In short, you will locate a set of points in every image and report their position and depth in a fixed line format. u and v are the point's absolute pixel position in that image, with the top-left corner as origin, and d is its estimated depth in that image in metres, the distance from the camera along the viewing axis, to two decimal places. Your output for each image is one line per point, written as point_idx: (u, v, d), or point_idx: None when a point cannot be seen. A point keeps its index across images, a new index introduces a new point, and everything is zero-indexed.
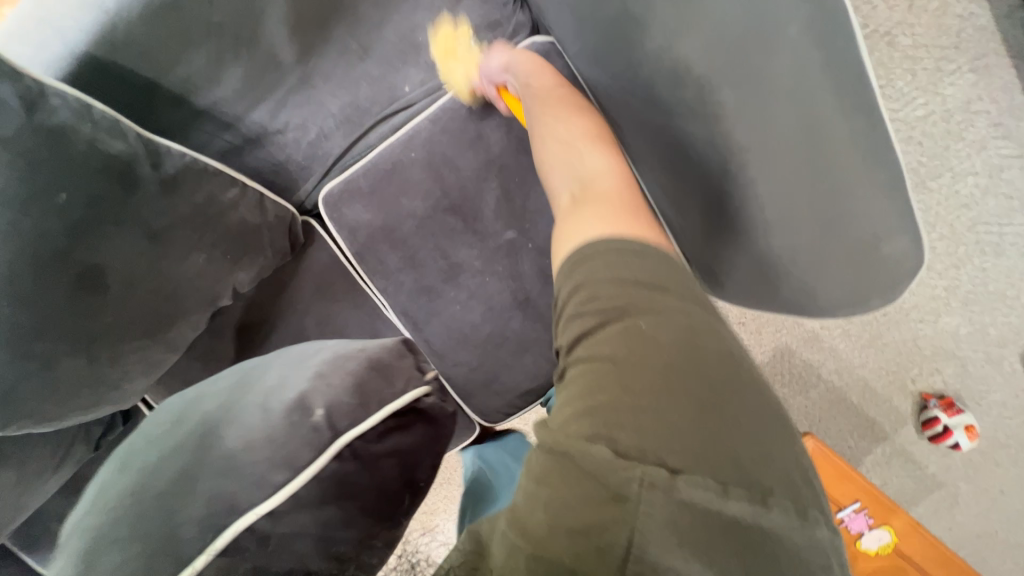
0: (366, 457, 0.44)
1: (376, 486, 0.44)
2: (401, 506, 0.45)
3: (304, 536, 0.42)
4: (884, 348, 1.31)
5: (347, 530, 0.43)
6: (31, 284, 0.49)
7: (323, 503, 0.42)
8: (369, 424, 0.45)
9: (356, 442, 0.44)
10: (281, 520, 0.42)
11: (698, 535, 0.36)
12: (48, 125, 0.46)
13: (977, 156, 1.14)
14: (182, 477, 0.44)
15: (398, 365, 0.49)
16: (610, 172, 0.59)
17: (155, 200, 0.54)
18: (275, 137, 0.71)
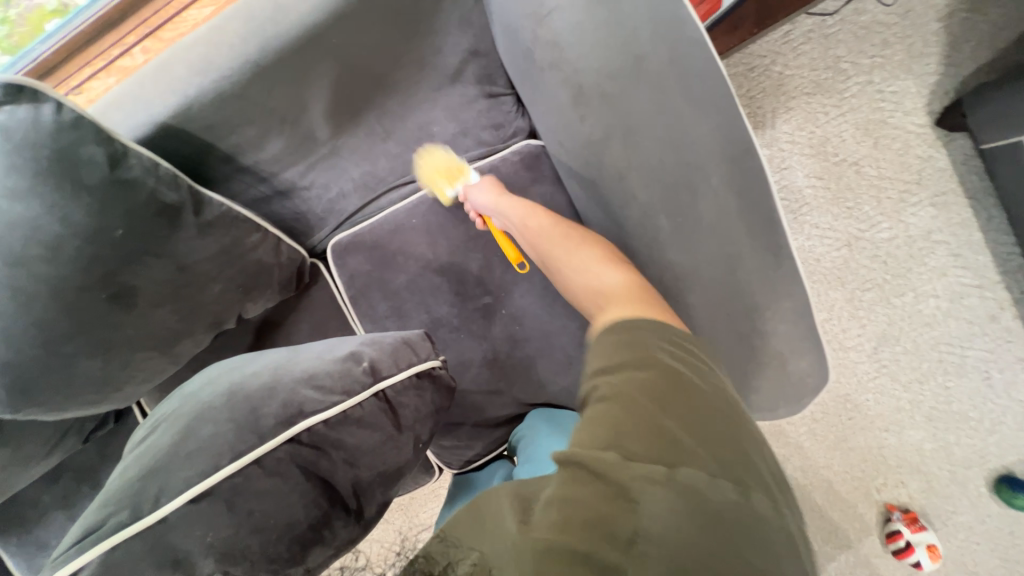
0: (391, 401, 0.60)
1: (396, 424, 0.60)
2: (403, 447, 0.60)
3: (342, 447, 0.56)
4: (849, 452, 1.33)
5: (366, 449, 0.57)
6: (75, 296, 0.59)
7: (360, 425, 0.57)
8: (399, 377, 0.61)
9: (387, 389, 0.60)
10: (320, 430, 0.56)
11: (707, 529, 0.35)
12: (122, 178, 0.56)
13: (938, 280, 1.23)
14: (226, 418, 0.55)
15: (422, 345, 0.65)
16: (623, 285, 0.59)
17: (191, 240, 0.65)
18: (301, 192, 0.84)
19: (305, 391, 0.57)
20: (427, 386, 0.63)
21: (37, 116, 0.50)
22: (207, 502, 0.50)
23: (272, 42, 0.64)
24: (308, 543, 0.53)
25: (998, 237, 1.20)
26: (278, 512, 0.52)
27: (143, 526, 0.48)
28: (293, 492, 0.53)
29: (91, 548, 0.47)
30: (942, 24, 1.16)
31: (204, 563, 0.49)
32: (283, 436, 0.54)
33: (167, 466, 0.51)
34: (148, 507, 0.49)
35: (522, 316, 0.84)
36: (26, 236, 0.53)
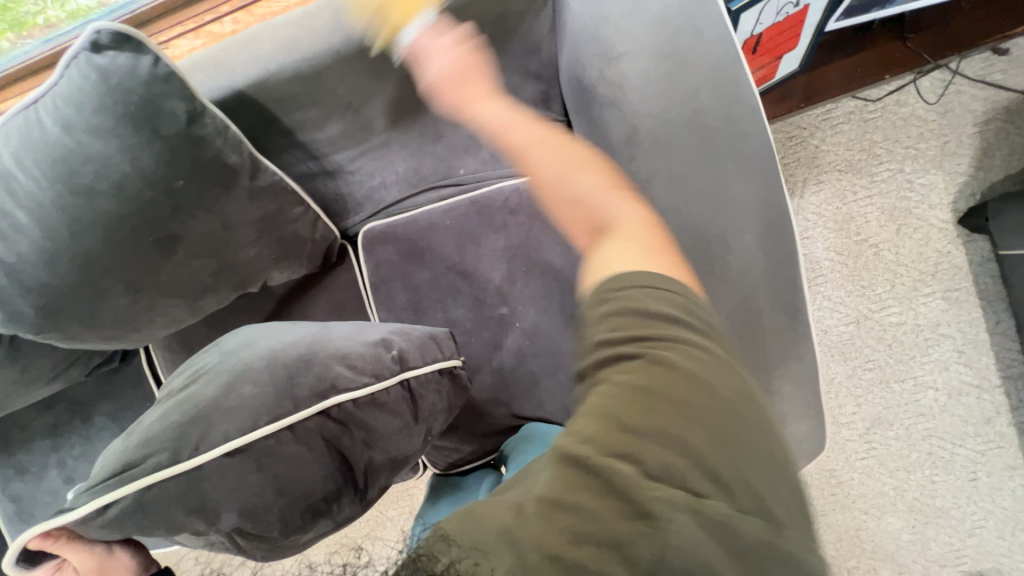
0: (414, 391, 0.63)
1: (414, 414, 0.63)
2: (417, 437, 0.63)
3: (364, 428, 0.59)
4: (826, 528, 1.32)
5: (385, 433, 0.60)
6: (124, 236, 0.62)
7: (383, 409, 0.60)
8: (424, 370, 0.64)
9: (413, 379, 0.63)
10: (348, 406, 0.58)
11: (726, 554, 0.35)
12: (194, 134, 0.59)
13: (939, 373, 1.25)
14: (263, 380, 0.57)
15: (447, 343, 0.69)
16: (630, 219, 0.55)
17: (241, 201, 0.68)
18: (346, 175, 0.88)
19: (339, 368, 0.60)
20: (445, 382, 0.67)
21: (135, 65, 0.53)
22: (239, 458, 0.53)
23: (356, 35, 0.68)
24: (318, 512, 0.56)
25: (1003, 341, 1.22)
26: (299, 479, 0.54)
27: (181, 470, 0.51)
28: (315, 461, 0.56)
29: (134, 481, 0.50)
30: (977, 129, 1.20)
31: (230, 513, 0.52)
32: (315, 408, 0.56)
33: (208, 417, 0.54)
34: (187, 452, 0.52)
35: (534, 332, 0.87)
36: (96, 171, 0.56)
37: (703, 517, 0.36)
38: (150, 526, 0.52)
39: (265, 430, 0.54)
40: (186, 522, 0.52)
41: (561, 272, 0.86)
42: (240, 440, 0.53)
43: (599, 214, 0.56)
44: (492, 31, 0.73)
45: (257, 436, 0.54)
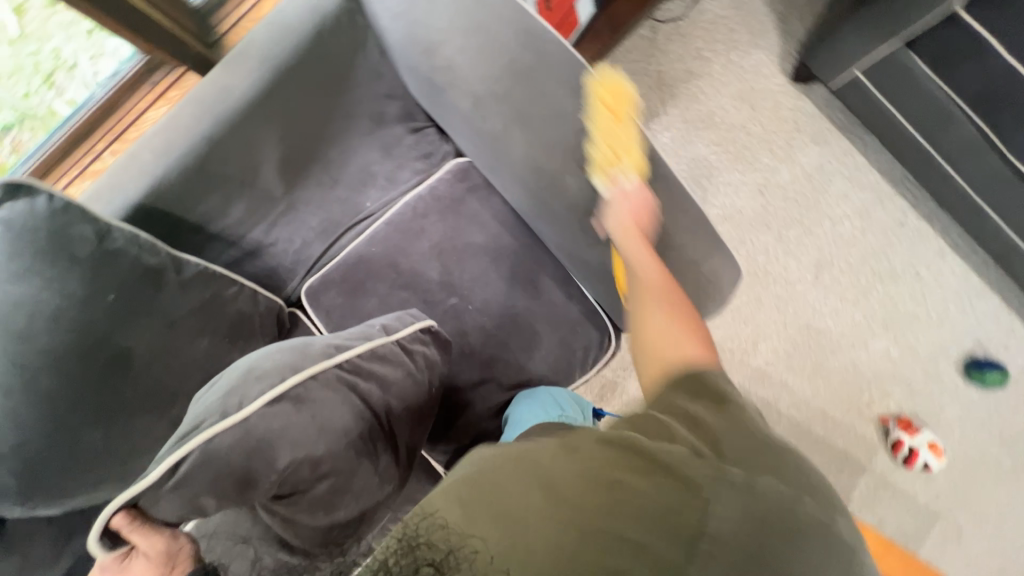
0: (406, 346, 0.76)
1: (412, 363, 0.76)
2: (421, 381, 0.76)
3: (374, 376, 0.72)
4: (829, 377, 1.41)
5: (392, 380, 0.73)
6: (76, 365, 0.65)
7: (384, 359, 0.73)
8: (410, 328, 0.78)
9: (402, 336, 0.76)
10: (355, 358, 0.71)
11: (764, 523, 0.44)
12: (109, 250, 0.65)
13: (845, 203, 1.40)
14: (282, 354, 0.68)
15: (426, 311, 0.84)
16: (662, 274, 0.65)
17: (175, 296, 0.73)
18: (268, 249, 0.95)
19: (340, 338, 0.73)
20: (428, 339, 0.80)
21: (32, 206, 0.59)
22: (278, 405, 0.63)
23: (220, 118, 0.77)
24: (358, 453, 0.69)
25: (877, 156, 1.40)
26: (334, 421, 0.66)
27: (232, 423, 0.60)
28: (344, 407, 0.67)
29: (191, 441, 0.58)
30: (768, 7, 1.43)
31: (286, 454, 0.62)
32: (330, 360, 0.68)
33: (245, 384, 0.63)
34: (233, 408, 0.61)
35: (487, 307, 0.94)
36: (30, 313, 0.61)
37: (743, 487, 0.46)
38: (213, 482, 0.59)
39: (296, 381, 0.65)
40: (247, 467, 0.60)
41: (488, 247, 0.94)
42: (274, 397, 0.63)
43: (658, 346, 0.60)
44: (336, 74, 0.85)
45: (289, 391, 0.64)
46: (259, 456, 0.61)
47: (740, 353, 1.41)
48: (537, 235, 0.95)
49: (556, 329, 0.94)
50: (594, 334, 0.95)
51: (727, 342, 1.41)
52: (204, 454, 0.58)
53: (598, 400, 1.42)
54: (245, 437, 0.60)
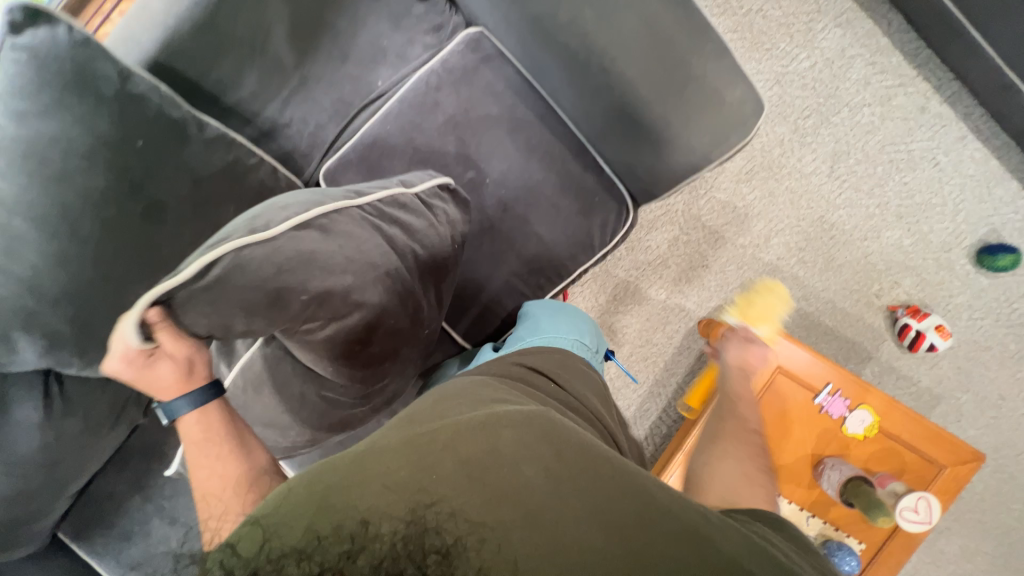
0: (424, 199, 0.83)
1: (431, 215, 0.83)
2: (440, 232, 0.83)
3: (396, 220, 0.78)
4: (840, 270, 1.43)
5: (413, 225, 0.79)
6: (114, 210, 0.67)
7: (405, 206, 0.80)
8: (426, 183, 0.86)
9: (419, 190, 0.84)
10: (379, 204, 0.77)
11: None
12: (132, 93, 0.66)
13: (865, 90, 1.36)
14: (310, 194, 0.71)
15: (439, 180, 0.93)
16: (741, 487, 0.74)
17: (199, 153, 0.74)
18: (283, 130, 0.94)
19: (365, 186, 0.80)
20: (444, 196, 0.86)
21: (53, 35, 0.61)
22: (307, 230, 0.66)
23: None
24: (385, 284, 0.74)
25: (902, 37, 1.34)
26: (361, 252, 0.71)
27: (262, 239, 0.61)
28: (371, 240, 0.72)
29: (218, 249, 0.58)
30: None
31: (313, 273, 0.65)
32: (358, 199, 0.75)
33: (275, 210, 0.66)
34: (262, 227, 0.62)
35: (505, 180, 0.94)
36: (63, 149, 0.63)
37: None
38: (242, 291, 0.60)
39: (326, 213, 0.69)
40: (278, 283, 0.62)
41: (503, 119, 0.94)
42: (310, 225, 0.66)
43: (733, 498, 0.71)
44: None
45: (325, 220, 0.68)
46: (289, 275, 0.63)
47: (752, 249, 1.43)
48: (552, 105, 0.94)
49: (573, 202, 0.95)
50: (611, 205, 0.96)
51: (739, 238, 1.42)
52: (234, 263, 0.59)
53: (612, 299, 1.46)
54: (273, 252, 0.62)
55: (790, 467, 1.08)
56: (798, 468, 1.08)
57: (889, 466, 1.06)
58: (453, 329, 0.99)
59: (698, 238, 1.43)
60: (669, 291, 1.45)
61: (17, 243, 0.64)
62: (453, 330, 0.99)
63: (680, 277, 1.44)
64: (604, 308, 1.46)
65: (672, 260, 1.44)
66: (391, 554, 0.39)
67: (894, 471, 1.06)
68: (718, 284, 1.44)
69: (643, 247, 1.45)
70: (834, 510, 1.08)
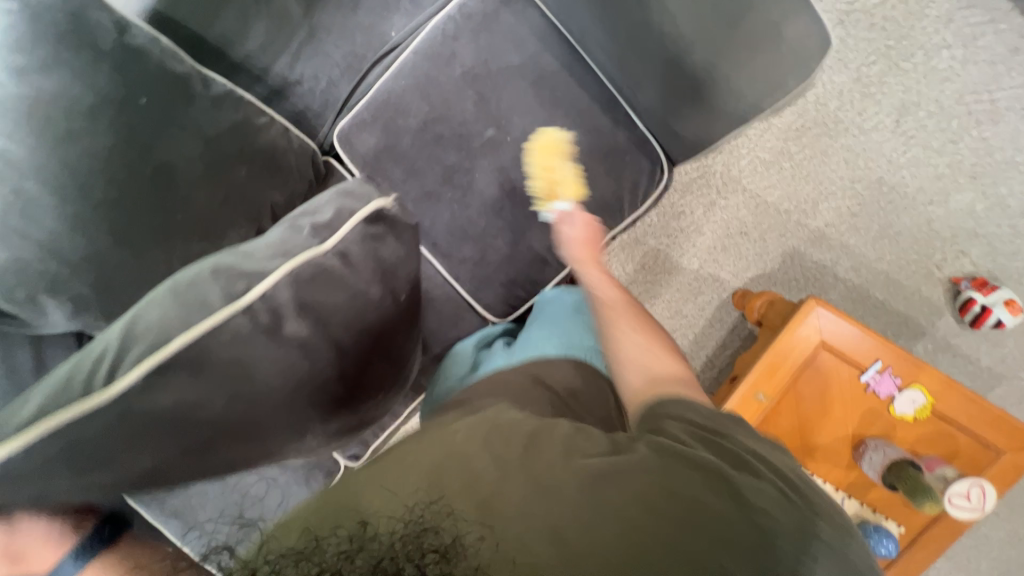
0: (352, 258, 0.64)
1: (368, 277, 0.66)
2: (394, 297, 0.69)
3: (311, 306, 0.61)
4: (897, 238, 1.29)
5: (348, 309, 0.64)
6: (122, 172, 0.66)
7: (319, 279, 0.62)
8: (344, 231, 0.65)
9: (340, 249, 0.64)
10: (260, 297, 0.58)
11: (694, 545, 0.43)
12: (131, 46, 0.64)
13: (945, 29, 1.18)
14: (153, 315, 0.55)
15: (362, 194, 0.69)
16: (673, 366, 0.63)
17: (206, 111, 0.71)
18: (295, 88, 0.89)
19: (240, 268, 0.59)
20: (380, 232, 0.68)
21: None
22: (166, 373, 0.53)
23: None
24: (315, 391, 0.63)
25: None
26: (262, 368, 0.58)
27: (114, 397, 0.51)
28: (275, 333, 0.59)
29: (61, 418, 0.50)
30: None
31: (186, 426, 0.54)
32: (237, 302, 0.56)
33: (126, 343, 0.53)
34: (104, 380, 0.51)
35: (528, 138, 0.87)
36: (69, 108, 0.61)
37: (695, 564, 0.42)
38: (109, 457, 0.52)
39: (177, 349, 0.53)
40: (142, 449, 0.53)
41: (527, 71, 0.86)
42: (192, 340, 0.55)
43: (658, 372, 0.62)
44: None
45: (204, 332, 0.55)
46: (155, 434, 0.53)
47: (797, 215, 1.31)
48: (581, 54, 0.86)
49: (601, 161, 0.88)
50: (644, 164, 0.88)
51: (783, 202, 1.31)
52: (70, 442, 0.50)
53: (640, 268, 1.38)
54: (127, 412, 0.52)
55: (828, 448, 1.02)
56: (836, 448, 1.02)
57: (939, 450, 0.98)
58: (471, 299, 0.95)
59: (738, 202, 1.32)
60: (702, 260, 1.36)
61: (34, 207, 0.63)
62: (472, 299, 0.95)
63: (715, 245, 1.35)
64: (632, 277, 1.38)
65: (707, 227, 1.35)
66: (389, 553, 0.39)
67: (945, 456, 0.98)
68: (756, 253, 1.34)
69: (676, 212, 1.35)
70: (872, 492, 1.02)
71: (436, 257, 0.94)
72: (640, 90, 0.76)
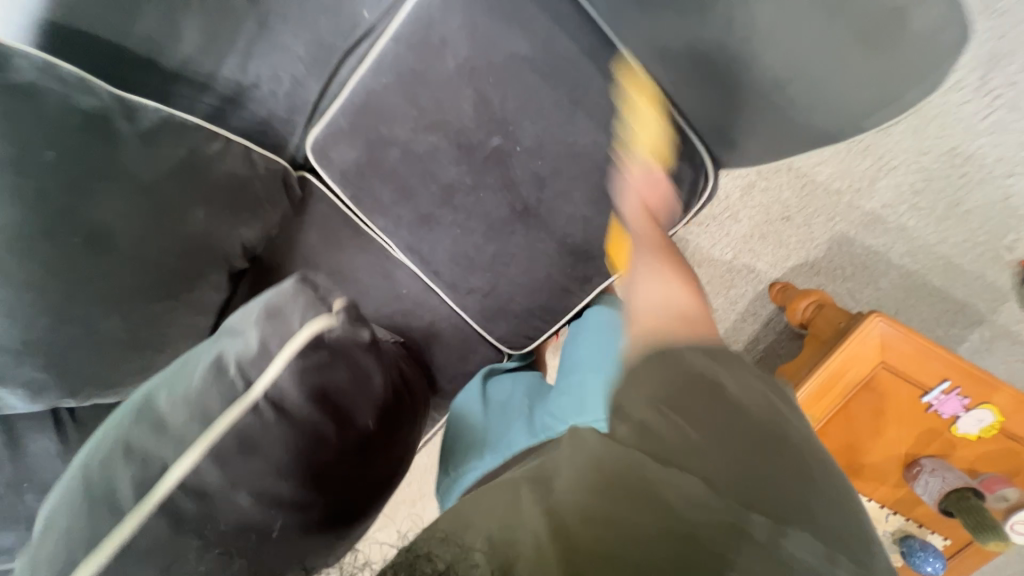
0: (290, 400, 0.47)
1: (322, 414, 0.48)
2: (364, 429, 0.50)
3: (254, 473, 0.46)
4: (965, 218, 1.13)
5: (305, 462, 0.47)
6: (47, 244, 0.54)
7: (257, 441, 0.46)
8: (276, 370, 0.47)
9: (271, 390, 0.47)
10: (191, 477, 0.45)
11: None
12: (19, 86, 0.50)
13: None
14: (81, 501, 0.45)
15: (292, 300, 0.50)
16: (694, 300, 0.50)
17: (138, 152, 0.57)
18: (252, 94, 0.71)
19: (162, 440, 0.46)
20: (321, 356, 0.49)
21: None
22: None
23: None
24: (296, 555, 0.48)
25: None
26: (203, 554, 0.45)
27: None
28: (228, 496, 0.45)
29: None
30: None
31: None
32: (161, 487, 0.44)
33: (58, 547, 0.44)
34: None
35: (542, 145, 0.71)
36: None
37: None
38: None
39: (106, 559, 0.42)
40: None
41: (539, 59, 0.68)
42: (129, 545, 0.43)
43: (671, 261, 0.56)
44: None
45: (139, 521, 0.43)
46: None
47: (850, 196, 1.14)
48: (609, 35, 0.67)
49: None
50: (685, 171, 0.73)
51: (834, 182, 1.14)
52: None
53: None
54: None
55: (876, 467, 0.94)
56: (886, 468, 0.94)
57: (1003, 468, 0.89)
58: (482, 330, 0.83)
59: (782, 182, 1.15)
60: (737, 251, 1.21)
61: None
62: (483, 331, 0.84)
63: (753, 233, 1.19)
64: None
65: (745, 212, 1.18)
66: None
67: (1009, 474, 0.90)
68: (799, 240, 1.19)
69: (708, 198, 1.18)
70: (920, 509, 0.96)
71: (439, 287, 0.81)
72: None
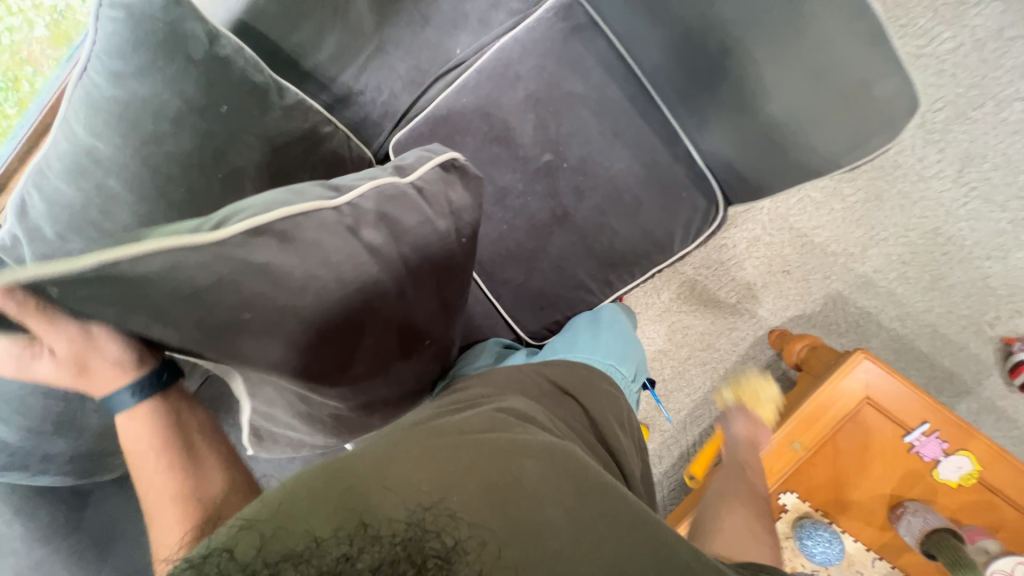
0: (428, 192, 0.64)
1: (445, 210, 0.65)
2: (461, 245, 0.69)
3: (392, 224, 0.60)
4: (949, 291, 1.25)
5: (425, 242, 0.63)
6: (198, 175, 0.66)
7: (399, 203, 0.61)
8: (422, 170, 0.65)
9: (420, 180, 0.64)
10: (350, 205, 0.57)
11: None
12: (219, 57, 0.66)
13: (1020, 82, 1.14)
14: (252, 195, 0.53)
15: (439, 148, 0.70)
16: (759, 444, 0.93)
17: (279, 119, 0.73)
18: (357, 98, 0.89)
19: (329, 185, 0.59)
20: (454, 176, 0.68)
21: None
22: (259, 237, 0.49)
23: None
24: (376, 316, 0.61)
25: None
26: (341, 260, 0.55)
27: (214, 240, 0.47)
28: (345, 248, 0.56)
29: (151, 246, 0.44)
30: None
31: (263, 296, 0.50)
32: (337, 198, 0.57)
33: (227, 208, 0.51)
34: (212, 225, 0.48)
35: (585, 165, 0.87)
36: (155, 111, 0.62)
37: None
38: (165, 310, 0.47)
39: (276, 215, 0.51)
40: (215, 305, 0.48)
41: (589, 99, 0.86)
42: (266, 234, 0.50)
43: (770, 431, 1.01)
44: None
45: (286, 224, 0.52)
46: (222, 294, 0.48)
47: (844, 258, 1.28)
48: (647, 89, 0.85)
49: (656, 195, 0.87)
50: (699, 201, 0.87)
51: (830, 244, 1.28)
52: (172, 264, 0.45)
53: (676, 297, 1.36)
54: (223, 254, 0.47)
55: (863, 505, 0.99)
56: (871, 506, 0.98)
57: (983, 520, 0.94)
58: (510, 317, 0.94)
59: (783, 239, 1.29)
60: (740, 295, 1.33)
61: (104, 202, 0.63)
62: (511, 318, 0.94)
63: (756, 281, 1.32)
64: (667, 305, 1.36)
65: (749, 261, 1.32)
66: (390, 556, 0.36)
67: (990, 527, 0.94)
68: (798, 293, 1.31)
69: (718, 245, 1.33)
70: (907, 557, 0.98)
71: (479, 274, 0.93)
72: (709, 130, 0.75)
